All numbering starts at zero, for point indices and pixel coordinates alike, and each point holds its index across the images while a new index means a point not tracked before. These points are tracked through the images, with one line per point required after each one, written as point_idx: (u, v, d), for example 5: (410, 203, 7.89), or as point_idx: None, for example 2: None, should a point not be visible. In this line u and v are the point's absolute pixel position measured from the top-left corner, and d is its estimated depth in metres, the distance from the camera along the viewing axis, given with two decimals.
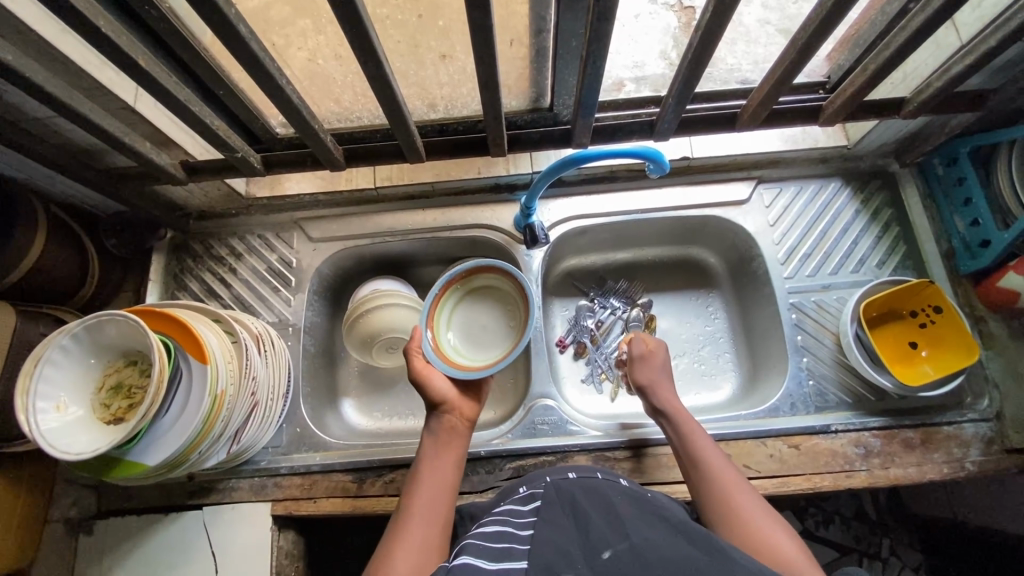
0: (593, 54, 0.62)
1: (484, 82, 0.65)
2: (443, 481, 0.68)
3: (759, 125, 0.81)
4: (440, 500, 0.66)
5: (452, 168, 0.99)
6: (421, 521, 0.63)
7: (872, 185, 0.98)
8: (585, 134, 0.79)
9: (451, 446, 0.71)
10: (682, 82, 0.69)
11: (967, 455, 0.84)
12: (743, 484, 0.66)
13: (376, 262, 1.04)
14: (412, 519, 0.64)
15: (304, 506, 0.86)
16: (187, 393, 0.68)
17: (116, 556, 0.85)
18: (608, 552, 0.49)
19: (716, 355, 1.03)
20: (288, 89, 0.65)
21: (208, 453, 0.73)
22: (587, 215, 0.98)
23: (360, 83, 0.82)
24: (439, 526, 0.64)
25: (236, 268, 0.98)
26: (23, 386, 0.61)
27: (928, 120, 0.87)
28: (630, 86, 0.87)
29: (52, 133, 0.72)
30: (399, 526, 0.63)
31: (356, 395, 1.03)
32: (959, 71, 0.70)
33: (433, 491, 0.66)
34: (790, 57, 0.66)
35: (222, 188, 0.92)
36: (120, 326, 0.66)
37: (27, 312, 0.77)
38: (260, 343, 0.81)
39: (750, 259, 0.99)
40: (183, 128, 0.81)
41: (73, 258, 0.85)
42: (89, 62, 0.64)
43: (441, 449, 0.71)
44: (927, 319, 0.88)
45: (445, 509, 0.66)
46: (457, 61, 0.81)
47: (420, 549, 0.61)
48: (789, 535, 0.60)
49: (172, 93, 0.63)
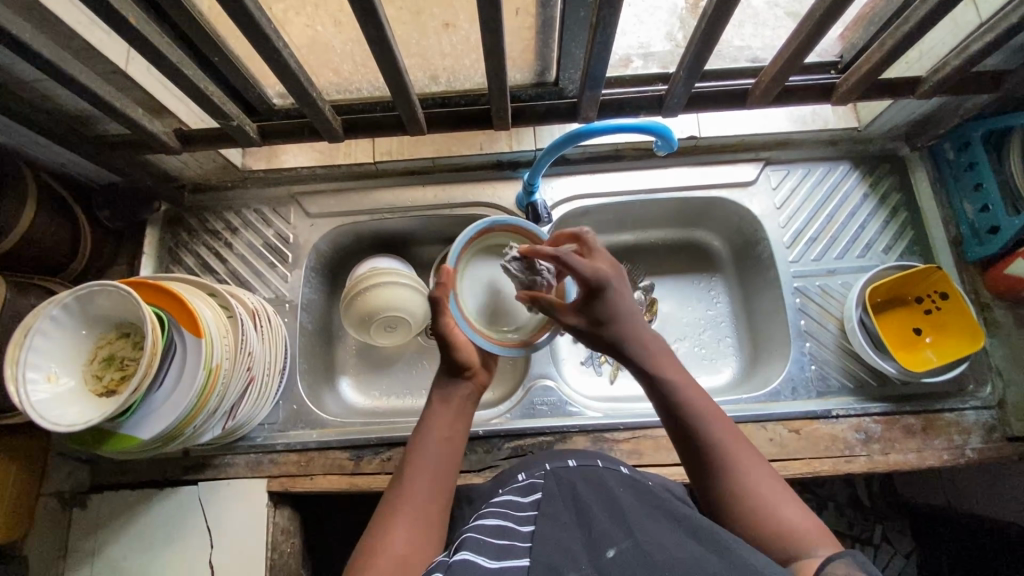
0: (603, 22, 0.60)
1: (489, 51, 0.63)
2: (447, 452, 0.65)
3: (770, 103, 0.79)
4: (443, 472, 0.63)
5: (454, 143, 0.96)
6: (423, 495, 0.61)
7: (881, 169, 0.96)
8: (591, 108, 0.77)
9: (457, 416, 0.68)
10: (693, 58, 0.67)
11: (967, 442, 0.83)
12: (736, 442, 0.60)
13: (375, 239, 1.02)
14: (414, 491, 0.61)
15: (300, 483, 0.85)
16: (181, 367, 0.67)
17: (111, 529, 0.84)
18: (612, 551, 0.48)
19: (717, 339, 1.02)
20: (286, 55, 0.63)
21: (202, 428, 0.72)
22: (590, 195, 0.96)
23: (360, 53, 0.76)
24: (441, 500, 0.62)
25: (232, 242, 0.97)
26: (12, 356, 0.60)
27: (942, 102, 0.85)
28: (638, 63, 0.82)
29: (42, 97, 0.70)
30: (399, 499, 0.60)
31: (353, 373, 1.02)
32: (979, 50, 0.68)
33: (436, 462, 0.63)
34: (806, 32, 0.64)
35: (217, 159, 0.90)
36: (111, 297, 0.64)
37: (16, 283, 0.75)
38: (256, 319, 0.79)
39: (755, 242, 0.98)
40: (177, 96, 0.78)
41: (63, 229, 0.82)
42: (78, 22, 0.61)
43: (447, 418, 0.67)
44: (932, 306, 0.87)
45: (447, 482, 0.63)
46: (460, 31, 0.75)
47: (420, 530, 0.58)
48: (793, 504, 0.56)
49: (165, 56, 0.61)
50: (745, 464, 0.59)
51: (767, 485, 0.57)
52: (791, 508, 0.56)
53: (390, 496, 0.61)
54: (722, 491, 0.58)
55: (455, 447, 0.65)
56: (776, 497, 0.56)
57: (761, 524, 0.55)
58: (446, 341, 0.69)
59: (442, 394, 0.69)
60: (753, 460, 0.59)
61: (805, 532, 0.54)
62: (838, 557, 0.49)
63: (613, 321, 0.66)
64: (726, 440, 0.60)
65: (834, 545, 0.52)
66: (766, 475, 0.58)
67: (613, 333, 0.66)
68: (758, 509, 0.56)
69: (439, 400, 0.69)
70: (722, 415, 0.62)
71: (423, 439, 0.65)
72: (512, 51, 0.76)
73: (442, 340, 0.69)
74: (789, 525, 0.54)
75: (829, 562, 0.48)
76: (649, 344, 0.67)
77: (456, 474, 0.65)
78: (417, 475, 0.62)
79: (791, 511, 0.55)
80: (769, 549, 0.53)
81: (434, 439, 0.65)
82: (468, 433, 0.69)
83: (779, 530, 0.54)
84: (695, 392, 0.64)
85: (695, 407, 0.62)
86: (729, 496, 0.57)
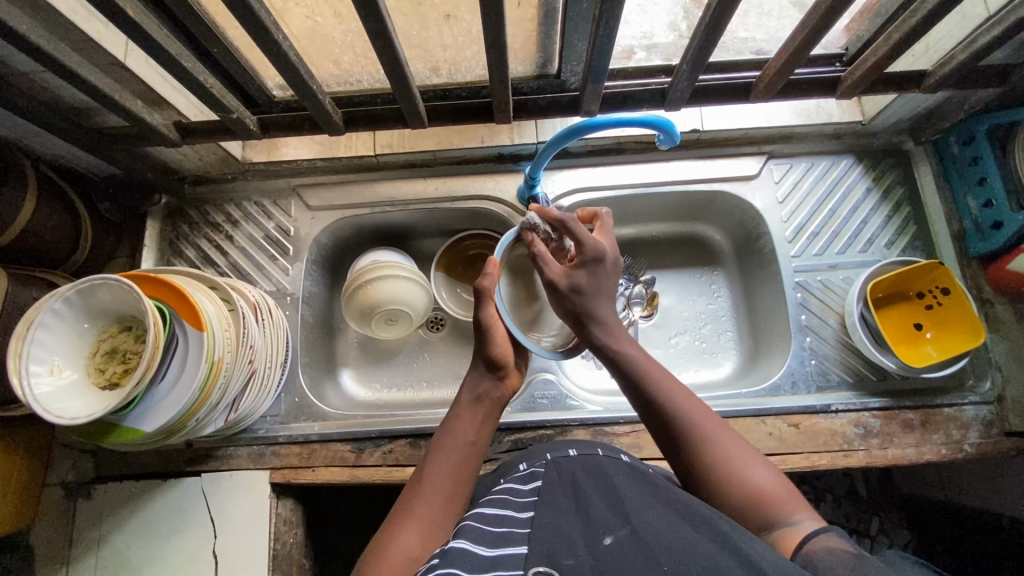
0: (606, 15, 0.59)
1: (492, 42, 0.62)
2: (468, 458, 0.64)
3: (775, 96, 0.78)
4: (462, 477, 0.63)
5: (454, 136, 0.95)
6: (438, 498, 0.60)
7: (885, 163, 0.96)
8: (594, 101, 0.76)
9: (482, 424, 0.66)
10: (698, 49, 0.66)
11: (965, 437, 0.84)
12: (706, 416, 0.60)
13: (375, 233, 1.02)
14: (428, 494, 0.61)
15: (302, 474, 0.86)
16: (183, 359, 0.67)
17: (115, 520, 0.85)
18: (610, 539, 0.48)
19: (717, 332, 1.02)
20: (286, 47, 0.62)
21: (205, 420, 0.72)
22: (591, 189, 0.96)
23: (361, 45, 0.76)
24: (455, 507, 0.61)
25: (233, 235, 0.97)
26: (15, 349, 0.60)
27: (948, 95, 0.84)
28: (640, 55, 0.82)
29: (40, 89, 0.69)
30: (414, 500, 0.60)
31: (355, 365, 1.02)
32: (986, 44, 0.68)
33: (456, 467, 0.63)
34: (812, 25, 0.63)
35: (217, 151, 0.89)
36: (113, 291, 0.65)
37: (19, 276, 0.76)
38: (258, 312, 0.80)
39: (757, 236, 0.98)
40: (176, 87, 0.78)
41: (63, 221, 0.82)
42: (76, 13, 0.61)
43: (471, 424, 0.65)
44: (933, 301, 0.87)
45: (464, 488, 0.63)
46: (462, 23, 0.74)
47: (433, 526, 0.59)
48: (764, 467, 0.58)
49: (163, 48, 0.60)
50: (716, 434, 0.59)
51: (738, 449, 0.58)
52: (763, 470, 0.57)
53: (405, 496, 0.61)
54: (693, 462, 0.58)
55: (475, 454, 0.64)
56: (750, 461, 0.58)
57: (739, 491, 0.56)
58: (486, 332, 0.67)
59: (470, 394, 0.67)
60: (722, 428, 0.59)
61: (781, 495, 0.55)
62: (824, 533, 0.51)
63: (586, 293, 0.63)
64: (695, 414, 0.60)
65: (811, 509, 0.55)
66: (737, 440, 0.59)
67: (581, 304, 0.63)
68: (732, 476, 0.57)
69: (466, 403, 0.67)
70: (683, 386, 0.62)
71: (444, 443, 0.64)
72: (513, 43, 0.75)
73: (481, 330, 0.67)
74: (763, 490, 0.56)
75: (810, 537, 0.51)
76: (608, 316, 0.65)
77: (474, 479, 0.64)
78: (433, 477, 0.62)
79: (765, 475, 0.57)
80: (750, 515, 0.55)
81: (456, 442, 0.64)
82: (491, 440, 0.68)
83: (757, 495, 0.55)
84: (655, 365, 0.63)
85: (659, 381, 0.62)
86: (701, 465, 0.58)
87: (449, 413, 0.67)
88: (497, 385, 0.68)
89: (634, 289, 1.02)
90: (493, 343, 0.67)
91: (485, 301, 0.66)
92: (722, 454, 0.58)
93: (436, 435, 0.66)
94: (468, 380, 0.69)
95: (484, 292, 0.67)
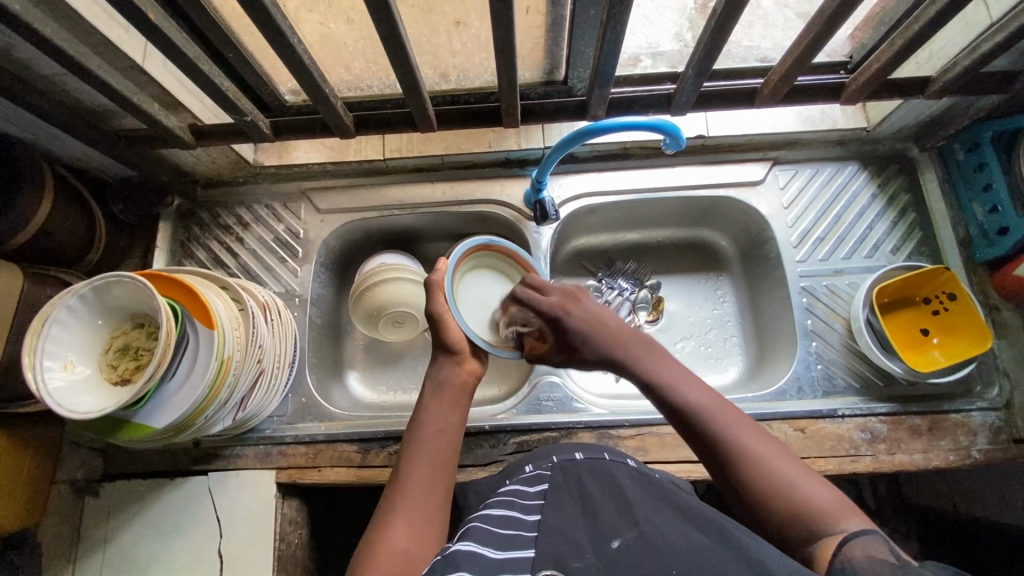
0: (613, 20, 0.60)
1: (501, 48, 0.63)
2: (441, 445, 0.65)
3: (779, 102, 0.79)
4: (439, 464, 0.63)
5: (463, 140, 0.97)
6: (418, 491, 0.61)
7: (890, 170, 0.96)
8: (600, 106, 0.77)
9: (451, 410, 0.67)
10: (703, 55, 0.67)
11: (974, 443, 0.83)
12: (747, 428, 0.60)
13: (383, 237, 1.04)
14: (408, 490, 0.61)
15: (308, 474, 0.86)
16: (193, 357, 0.68)
17: (121, 518, 0.86)
18: (617, 541, 0.48)
19: (723, 338, 1.02)
20: (300, 50, 0.63)
21: (214, 418, 0.73)
22: (598, 194, 0.97)
23: (372, 50, 0.78)
24: (438, 496, 0.62)
25: (244, 237, 0.98)
26: (30, 345, 0.61)
27: (953, 102, 0.85)
28: (646, 62, 0.83)
29: (59, 91, 0.71)
30: (397, 495, 0.61)
31: (361, 367, 1.03)
32: (989, 51, 0.69)
33: (432, 456, 0.63)
34: (815, 31, 0.64)
35: (230, 154, 0.91)
36: (126, 288, 0.66)
37: (35, 275, 0.77)
38: (268, 312, 0.81)
39: (763, 241, 0.98)
40: (191, 91, 0.79)
41: (79, 222, 0.84)
42: (97, 18, 0.63)
43: (440, 411, 0.67)
44: (940, 306, 0.87)
45: (445, 476, 0.63)
46: (470, 30, 0.76)
47: (418, 518, 0.59)
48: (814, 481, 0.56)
49: (181, 51, 0.62)
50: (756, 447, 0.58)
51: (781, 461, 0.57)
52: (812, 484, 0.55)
53: (387, 495, 0.62)
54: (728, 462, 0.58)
55: (450, 439, 0.66)
56: (791, 470, 0.56)
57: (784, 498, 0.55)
58: (439, 322, 0.71)
59: (433, 383, 0.69)
60: (760, 439, 0.59)
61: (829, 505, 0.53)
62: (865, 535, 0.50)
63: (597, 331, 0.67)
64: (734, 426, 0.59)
65: (860, 516, 0.53)
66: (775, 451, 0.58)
67: (593, 348, 0.67)
68: (773, 489, 0.55)
69: (432, 392, 0.69)
70: (723, 401, 0.62)
71: (416, 434, 0.65)
72: (521, 49, 0.77)
73: (433, 321, 0.71)
74: (813, 499, 0.54)
75: (852, 540, 0.50)
76: (634, 342, 0.66)
77: (454, 465, 0.65)
78: (412, 469, 0.63)
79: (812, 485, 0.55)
80: (793, 528, 0.53)
81: (424, 431, 0.65)
82: (465, 424, 0.68)
83: (799, 506, 0.54)
84: (692, 384, 0.63)
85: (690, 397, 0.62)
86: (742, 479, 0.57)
87: (418, 407, 0.68)
88: (457, 370, 0.70)
89: (639, 294, 1.03)
90: (445, 332, 0.70)
91: (433, 295, 0.71)
92: (760, 462, 0.57)
93: (407, 431, 0.67)
94: (432, 370, 0.70)
95: (434, 285, 0.71)
